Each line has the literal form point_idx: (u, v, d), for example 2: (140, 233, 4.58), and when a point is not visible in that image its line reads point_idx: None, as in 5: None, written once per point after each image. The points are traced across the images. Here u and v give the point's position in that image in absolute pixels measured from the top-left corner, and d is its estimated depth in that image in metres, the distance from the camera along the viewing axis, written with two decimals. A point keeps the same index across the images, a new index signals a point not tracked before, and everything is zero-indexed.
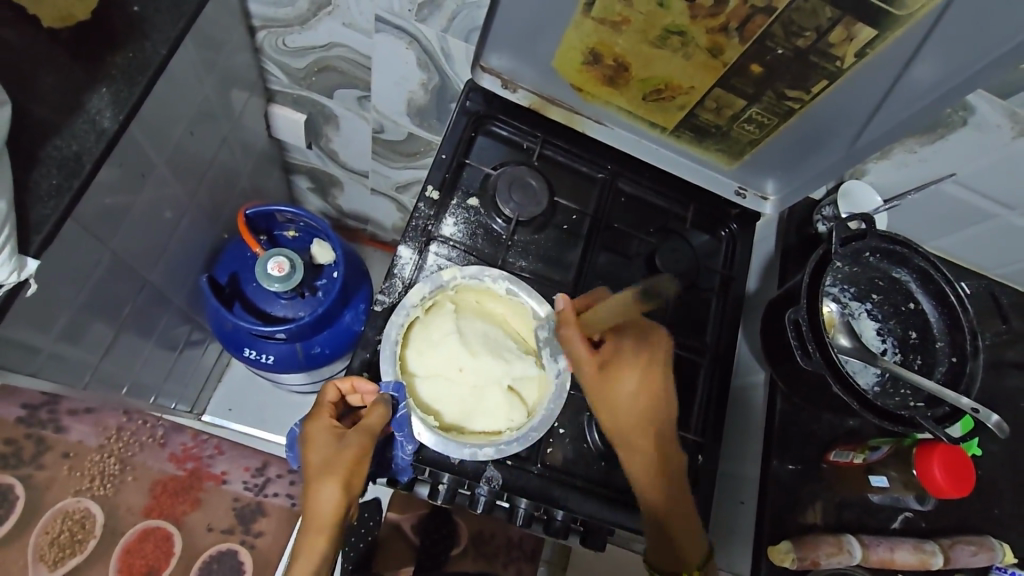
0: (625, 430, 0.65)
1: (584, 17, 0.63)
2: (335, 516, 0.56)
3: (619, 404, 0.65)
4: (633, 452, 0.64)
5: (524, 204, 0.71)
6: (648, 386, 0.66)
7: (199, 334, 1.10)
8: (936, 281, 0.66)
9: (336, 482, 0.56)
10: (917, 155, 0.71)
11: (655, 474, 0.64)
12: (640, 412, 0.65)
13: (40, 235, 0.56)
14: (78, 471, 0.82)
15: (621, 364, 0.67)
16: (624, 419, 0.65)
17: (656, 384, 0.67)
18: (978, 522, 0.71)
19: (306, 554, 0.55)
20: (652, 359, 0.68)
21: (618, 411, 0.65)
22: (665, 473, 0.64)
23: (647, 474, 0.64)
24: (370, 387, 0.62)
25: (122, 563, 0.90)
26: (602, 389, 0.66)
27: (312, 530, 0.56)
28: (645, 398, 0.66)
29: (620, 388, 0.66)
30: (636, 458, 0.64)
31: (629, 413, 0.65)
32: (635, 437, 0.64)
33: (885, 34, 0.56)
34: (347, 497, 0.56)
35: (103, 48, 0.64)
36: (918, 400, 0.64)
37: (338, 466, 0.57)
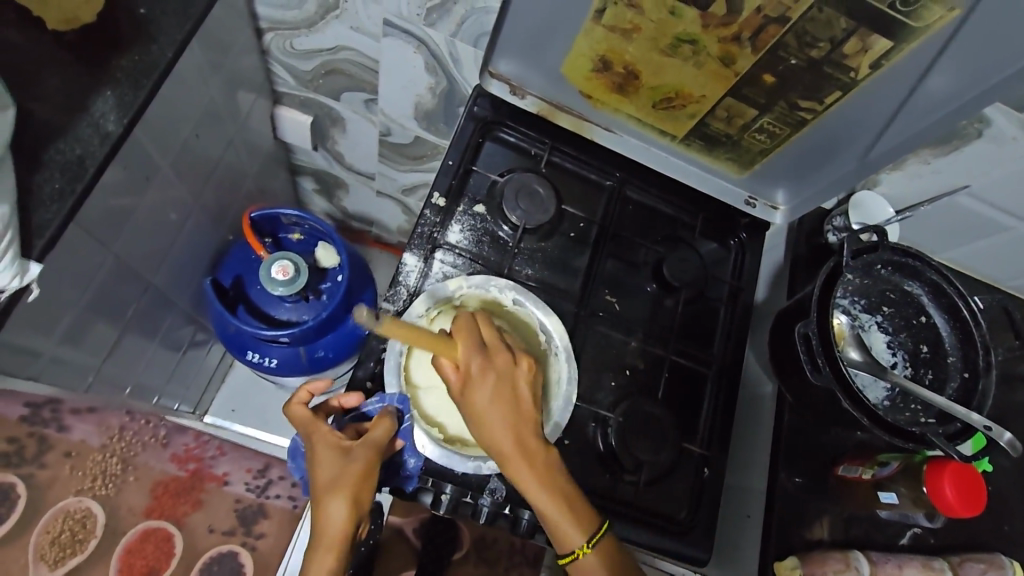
0: (497, 447, 0.56)
1: (595, 25, 0.62)
2: (347, 531, 0.55)
3: (483, 420, 0.56)
4: (514, 468, 0.56)
5: (532, 212, 0.71)
6: (508, 394, 0.57)
7: (202, 334, 1.09)
8: (949, 294, 0.65)
9: (346, 496, 0.55)
10: (931, 167, 0.70)
11: (544, 484, 0.56)
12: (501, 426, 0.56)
13: (43, 239, 0.56)
14: (79, 470, 0.79)
15: (472, 377, 0.56)
16: (496, 439, 0.56)
17: (516, 390, 0.57)
18: (989, 540, 0.69)
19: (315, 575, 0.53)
20: (502, 362, 0.58)
21: (484, 430, 0.56)
22: (553, 479, 0.57)
23: (535, 487, 0.56)
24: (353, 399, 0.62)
25: (123, 564, 0.89)
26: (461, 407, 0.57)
27: (320, 549, 0.54)
28: (508, 409, 0.56)
29: (478, 405, 0.56)
30: (520, 474, 0.56)
31: (497, 427, 0.56)
32: (510, 454, 0.56)
33: (901, 45, 0.55)
34: (357, 512, 0.55)
35: (109, 50, 0.63)
36: (928, 416, 0.63)
37: (347, 480, 0.56)
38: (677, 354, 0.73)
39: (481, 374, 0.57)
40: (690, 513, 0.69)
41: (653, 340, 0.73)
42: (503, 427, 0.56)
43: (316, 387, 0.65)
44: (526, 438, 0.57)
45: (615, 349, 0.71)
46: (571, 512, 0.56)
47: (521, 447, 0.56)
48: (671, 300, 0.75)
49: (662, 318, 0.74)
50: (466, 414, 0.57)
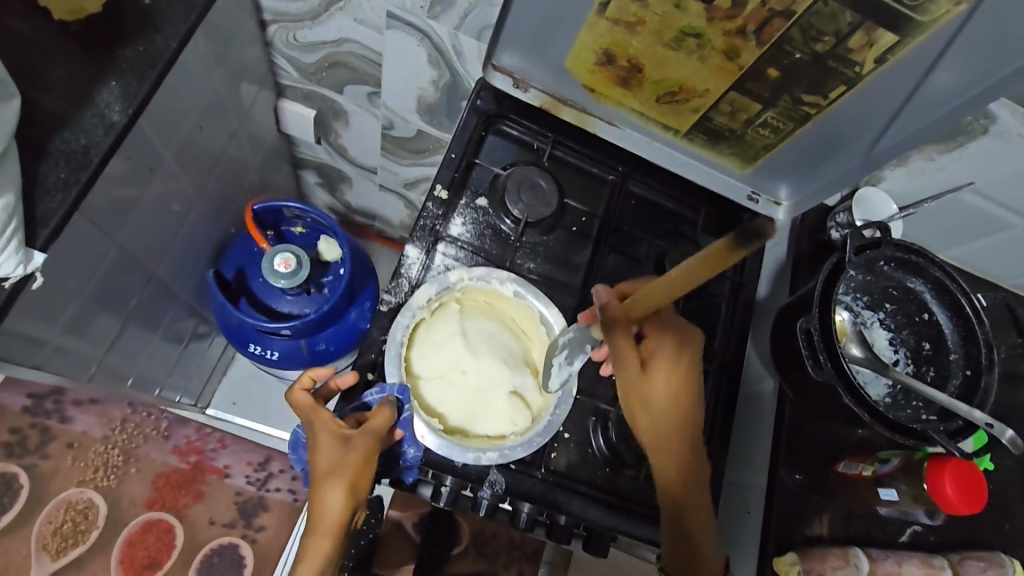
0: (657, 432, 0.63)
1: (599, 18, 0.62)
2: (342, 519, 0.56)
3: (658, 402, 0.64)
4: (664, 455, 0.63)
5: (534, 205, 0.71)
6: (682, 387, 0.65)
7: (205, 326, 1.09)
8: (951, 292, 0.65)
9: (343, 485, 0.56)
10: (935, 163, 0.70)
11: (685, 477, 0.63)
12: (670, 415, 0.64)
13: (47, 228, 0.56)
14: (82, 461, 0.93)
15: (659, 364, 0.65)
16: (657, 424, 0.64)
17: (691, 390, 0.65)
18: (988, 537, 0.69)
19: (312, 558, 0.56)
20: (692, 363, 0.66)
21: (656, 412, 0.64)
22: (694, 478, 0.64)
23: (676, 474, 0.63)
24: (349, 379, 0.62)
25: (124, 554, 0.96)
26: (639, 385, 0.64)
27: (317, 534, 0.56)
28: (679, 396, 0.65)
29: (654, 389, 0.64)
30: (668, 459, 0.63)
31: (664, 414, 0.64)
32: (671, 441, 0.63)
33: (905, 40, 0.54)
34: (353, 499, 0.57)
35: (113, 41, 0.63)
36: (929, 413, 0.63)
37: (344, 470, 0.56)
38: None
39: (664, 363, 0.65)
40: None
41: None
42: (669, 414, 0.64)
43: (320, 374, 0.64)
44: (688, 434, 0.64)
45: None
46: (697, 511, 0.63)
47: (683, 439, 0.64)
48: (673, 296, 0.75)
49: None
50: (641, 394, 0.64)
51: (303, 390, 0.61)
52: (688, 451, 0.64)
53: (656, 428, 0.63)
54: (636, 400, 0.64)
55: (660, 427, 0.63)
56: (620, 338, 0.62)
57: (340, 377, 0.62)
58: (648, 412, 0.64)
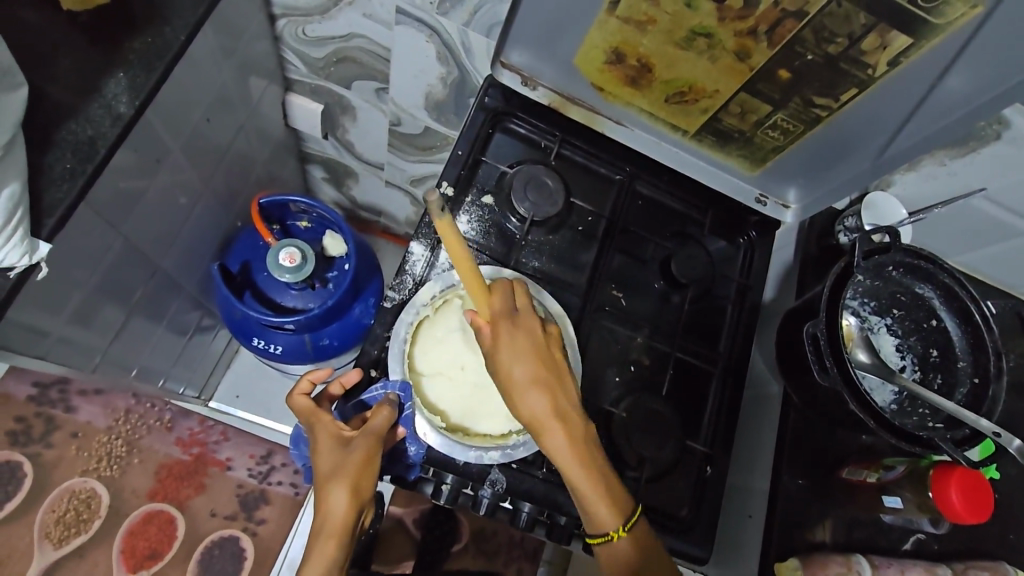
0: (531, 415, 0.58)
1: (609, 16, 0.61)
2: (347, 519, 0.55)
3: (518, 383, 0.58)
4: (551, 443, 0.57)
5: (540, 204, 0.70)
6: (537, 363, 0.58)
7: (209, 319, 1.07)
8: (960, 298, 0.64)
9: (347, 484, 0.56)
10: (946, 169, 0.69)
11: (579, 460, 0.57)
12: (538, 396, 0.58)
13: (53, 218, 0.56)
14: (86, 451, 1.01)
15: (503, 348, 0.58)
16: (528, 405, 0.58)
17: (546, 363, 0.59)
18: (992, 547, 0.69)
19: (318, 561, 0.54)
20: (533, 333, 0.60)
21: (521, 396, 0.58)
22: (587, 453, 0.58)
23: (567, 460, 0.57)
24: (354, 376, 0.63)
25: (125, 544, 0.99)
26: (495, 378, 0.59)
27: (322, 537, 0.55)
28: (540, 372, 0.58)
29: (512, 370, 0.58)
30: (555, 447, 0.57)
31: (529, 394, 0.58)
32: (549, 425, 0.57)
33: (920, 43, 0.54)
34: (357, 499, 0.56)
35: (123, 33, 0.63)
36: (936, 421, 0.62)
37: (347, 470, 0.56)
38: (681, 351, 0.73)
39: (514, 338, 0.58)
40: (692, 510, 0.68)
41: (659, 337, 0.72)
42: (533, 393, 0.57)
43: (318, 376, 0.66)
44: (563, 411, 0.58)
45: (620, 344, 0.71)
46: (604, 492, 0.57)
47: (555, 418, 0.57)
48: (678, 297, 0.74)
49: (668, 314, 0.74)
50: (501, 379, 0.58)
51: (300, 396, 0.61)
52: (568, 429, 0.57)
53: (529, 418, 0.58)
54: (505, 394, 0.59)
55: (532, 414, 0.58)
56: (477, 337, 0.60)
57: (345, 374, 0.62)
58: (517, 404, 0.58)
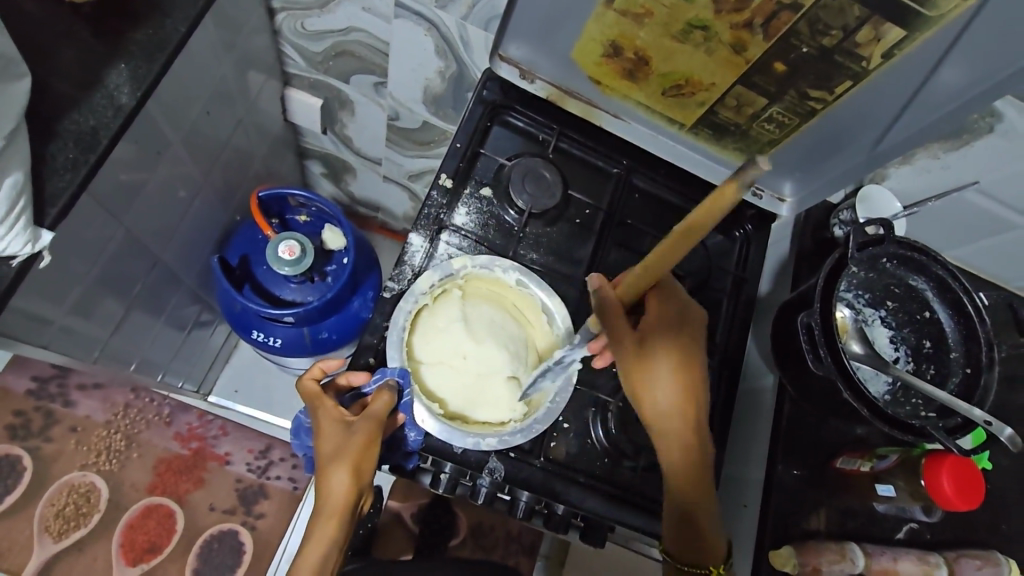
0: (660, 424, 0.61)
1: (606, 8, 0.62)
2: (347, 499, 0.57)
3: (660, 391, 0.61)
4: (670, 441, 0.61)
5: (538, 196, 0.71)
6: (685, 365, 0.62)
7: (207, 314, 1.07)
8: (953, 289, 0.66)
9: (346, 467, 0.57)
10: (940, 162, 0.70)
11: (691, 462, 0.61)
12: (675, 408, 0.61)
13: (55, 208, 0.57)
14: (85, 445, 1.00)
15: (659, 344, 0.62)
16: (661, 413, 0.61)
17: (693, 370, 0.62)
18: (984, 536, 0.69)
19: (319, 540, 0.56)
20: (694, 340, 0.63)
21: (659, 402, 0.61)
22: (702, 462, 0.62)
23: (682, 474, 0.61)
24: (362, 379, 0.62)
25: (124, 538, 1.00)
26: (637, 364, 0.61)
27: (323, 518, 0.57)
28: (684, 388, 0.62)
29: (659, 379, 0.61)
30: (671, 443, 0.61)
31: (667, 405, 0.61)
32: (674, 424, 0.61)
33: (914, 35, 0.54)
34: (357, 481, 0.57)
35: (124, 24, 0.64)
36: (929, 410, 0.63)
37: (347, 452, 0.57)
38: None
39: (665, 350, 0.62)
40: None
41: None
42: (670, 403, 0.61)
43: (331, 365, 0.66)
44: (694, 416, 0.62)
45: None
46: (705, 501, 0.61)
47: (687, 433, 0.61)
48: None
49: None
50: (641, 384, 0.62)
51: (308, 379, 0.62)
52: (689, 436, 0.61)
53: (657, 413, 0.61)
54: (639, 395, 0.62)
55: (662, 411, 0.61)
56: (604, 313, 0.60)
57: (352, 375, 0.62)
58: (652, 395, 0.61)
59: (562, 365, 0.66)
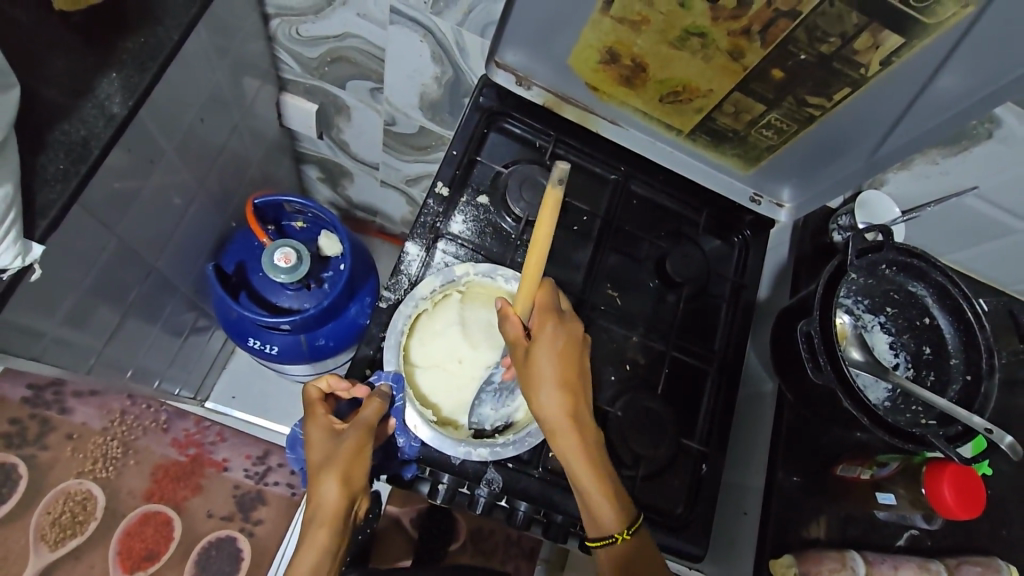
0: (547, 417, 0.59)
1: (602, 16, 0.61)
2: (336, 509, 0.56)
3: (541, 385, 0.59)
4: (561, 442, 0.59)
5: (535, 203, 0.70)
6: (569, 370, 0.60)
7: (204, 320, 1.07)
8: (953, 296, 0.65)
9: (335, 475, 0.57)
10: (939, 167, 0.69)
11: (587, 458, 0.58)
12: (557, 398, 0.59)
13: (46, 220, 0.56)
14: (80, 453, 0.92)
15: (540, 349, 0.59)
16: (545, 408, 0.59)
17: (577, 375, 0.61)
18: (986, 544, 0.69)
19: (308, 550, 0.56)
20: (575, 341, 0.61)
21: (542, 396, 0.59)
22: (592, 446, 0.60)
23: (577, 461, 0.58)
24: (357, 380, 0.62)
25: (122, 545, 0.97)
26: (524, 374, 0.60)
27: (313, 526, 0.56)
28: (565, 376, 0.60)
29: (541, 372, 0.59)
30: (564, 445, 0.59)
31: (549, 398, 0.59)
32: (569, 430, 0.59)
33: (912, 42, 0.54)
34: (347, 489, 0.57)
35: (115, 33, 0.63)
36: (929, 418, 0.63)
37: (336, 461, 0.57)
38: (677, 349, 0.73)
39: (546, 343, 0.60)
40: (687, 508, 0.69)
41: (654, 335, 0.73)
42: (552, 396, 0.59)
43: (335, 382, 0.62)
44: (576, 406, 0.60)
45: (616, 343, 0.71)
46: (604, 480, 0.58)
47: (569, 419, 0.59)
48: (673, 296, 0.74)
49: (664, 313, 0.74)
50: (526, 381, 0.60)
51: (311, 388, 0.62)
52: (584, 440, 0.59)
53: (550, 421, 0.59)
54: (526, 393, 0.60)
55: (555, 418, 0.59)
56: (506, 328, 0.60)
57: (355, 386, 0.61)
58: (540, 401, 0.60)
59: (498, 392, 0.66)
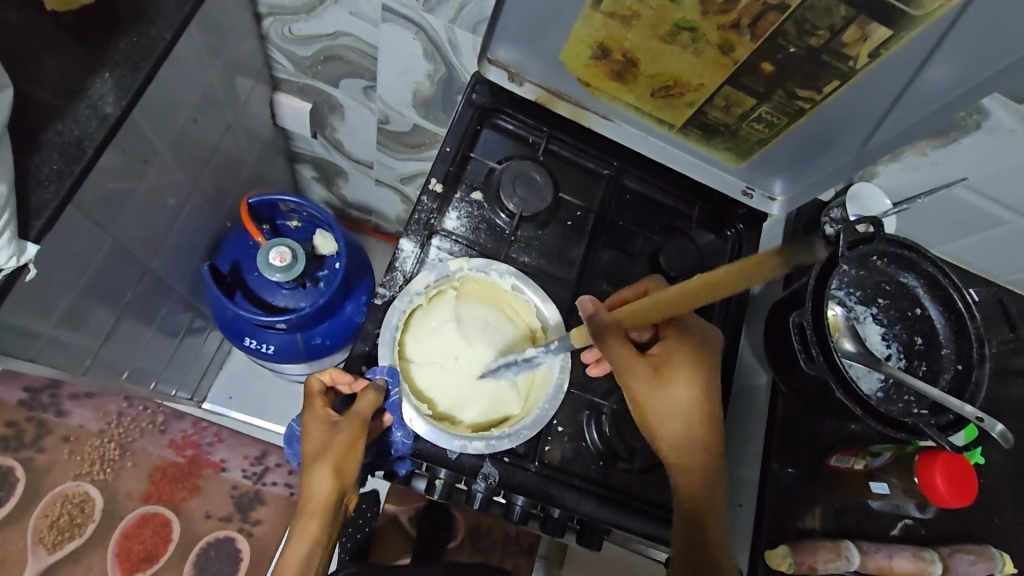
0: (674, 442, 0.62)
1: (593, 11, 0.62)
2: (327, 500, 0.58)
3: (674, 410, 0.62)
4: (683, 468, 0.62)
5: (529, 199, 0.71)
6: (692, 387, 0.63)
7: (200, 321, 1.07)
8: (943, 286, 0.65)
9: (328, 466, 0.58)
10: (929, 159, 0.70)
11: (707, 485, 0.61)
12: (688, 425, 0.62)
13: (41, 220, 0.56)
14: (78, 455, 0.96)
15: (679, 375, 0.63)
16: (670, 431, 0.62)
17: (711, 400, 0.64)
18: (980, 532, 0.70)
19: (299, 538, 0.57)
20: (708, 371, 0.64)
21: (671, 419, 0.62)
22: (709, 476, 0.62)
23: (695, 488, 0.61)
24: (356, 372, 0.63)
25: (120, 547, 0.98)
26: (655, 399, 0.62)
27: (305, 515, 0.58)
28: (698, 403, 0.63)
29: (676, 398, 0.62)
30: (685, 472, 0.62)
31: (680, 424, 0.62)
32: (690, 444, 0.62)
33: (899, 35, 0.54)
34: (339, 481, 0.58)
35: (107, 32, 0.63)
36: (920, 407, 0.63)
37: (329, 452, 0.58)
38: None
39: (680, 372, 0.63)
40: None
41: None
42: (682, 421, 0.62)
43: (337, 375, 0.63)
44: (704, 432, 0.62)
45: None
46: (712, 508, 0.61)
47: (695, 445, 0.62)
48: None
49: None
50: (653, 405, 0.62)
51: (313, 379, 0.63)
52: (700, 454, 0.62)
53: (666, 443, 0.62)
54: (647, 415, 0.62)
55: (671, 436, 0.62)
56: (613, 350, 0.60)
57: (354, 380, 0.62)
58: (659, 421, 0.62)
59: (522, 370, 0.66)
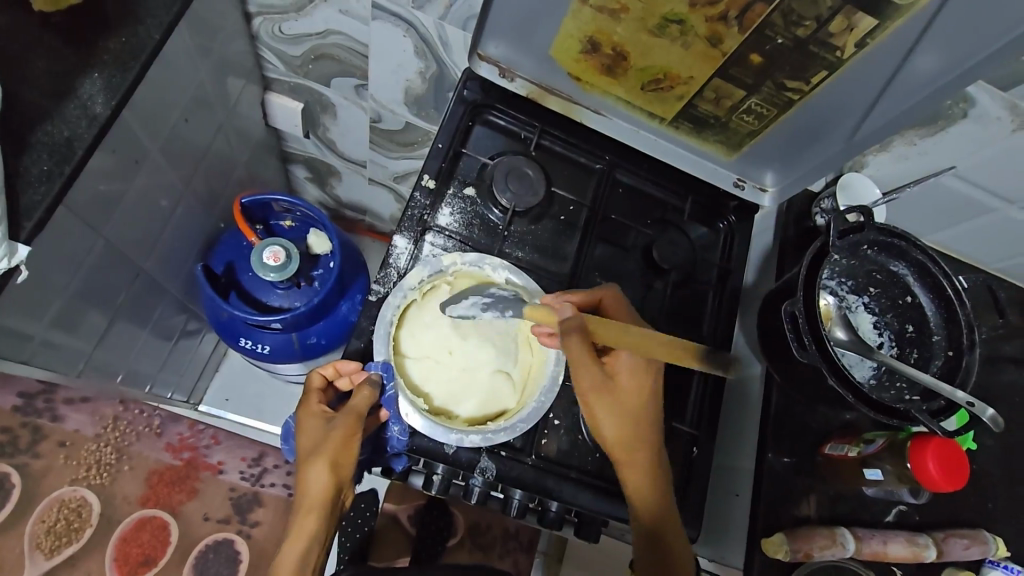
0: (617, 438, 0.62)
1: (581, 5, 0.62)
2: (324, 496, 0.57)
3: (615, 408, 0.63)
4: (629, 464, 0.62)
5: (521, 194, 0.71)
6: (641, 391, 0.65)
7: (194, 324, 1.10)
8: (933, 274, 0.66)
9: (324, 462, 0.58)
10: (917, 148, 0.71)
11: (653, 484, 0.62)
12: (630, 422, 0.63)
13: (30, 221, 0.56)
14: (74, 460, 0.88)
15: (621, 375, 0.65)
16: (613, 428, 0.63)
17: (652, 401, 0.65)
18: (972, 517, 0.71)
19: (296, 536, 0.57)
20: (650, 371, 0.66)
21: (614, 416, 0.63)
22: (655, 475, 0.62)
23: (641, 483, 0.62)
24: (354, 366, 0.63)
25: (118, 551, 0.94)
26: (600, 395, 0.63)
27: (301, 513, 0.58)
28: (640, 402, 0.64)
29: (619, 396, 0.64)
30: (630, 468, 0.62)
31: (623, 420, 0.63)
32: (631, 440, 0.63)
33: (886, 24, 0.55)
34: (336, 476, 0.58)
35: (95, 32, 0.63)
36: (912, 394, 0.64)
37: (325, 448, 0.58)
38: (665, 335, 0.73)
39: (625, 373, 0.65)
40: (680, 490, 0.69)
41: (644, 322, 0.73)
42: (624, 418, 0.63)
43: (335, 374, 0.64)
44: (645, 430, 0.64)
45: None
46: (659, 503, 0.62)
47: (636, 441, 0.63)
48: (660, 283, 0.75)
49: (652, 301, 0.74)
50: (598, 402, 0.63)
51: (310, 379, 0.64)
52: (641, 450, 0.63)
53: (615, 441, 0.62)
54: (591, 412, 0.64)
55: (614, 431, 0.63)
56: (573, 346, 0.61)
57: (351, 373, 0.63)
58: (605, 420, 0.63)
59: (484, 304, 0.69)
